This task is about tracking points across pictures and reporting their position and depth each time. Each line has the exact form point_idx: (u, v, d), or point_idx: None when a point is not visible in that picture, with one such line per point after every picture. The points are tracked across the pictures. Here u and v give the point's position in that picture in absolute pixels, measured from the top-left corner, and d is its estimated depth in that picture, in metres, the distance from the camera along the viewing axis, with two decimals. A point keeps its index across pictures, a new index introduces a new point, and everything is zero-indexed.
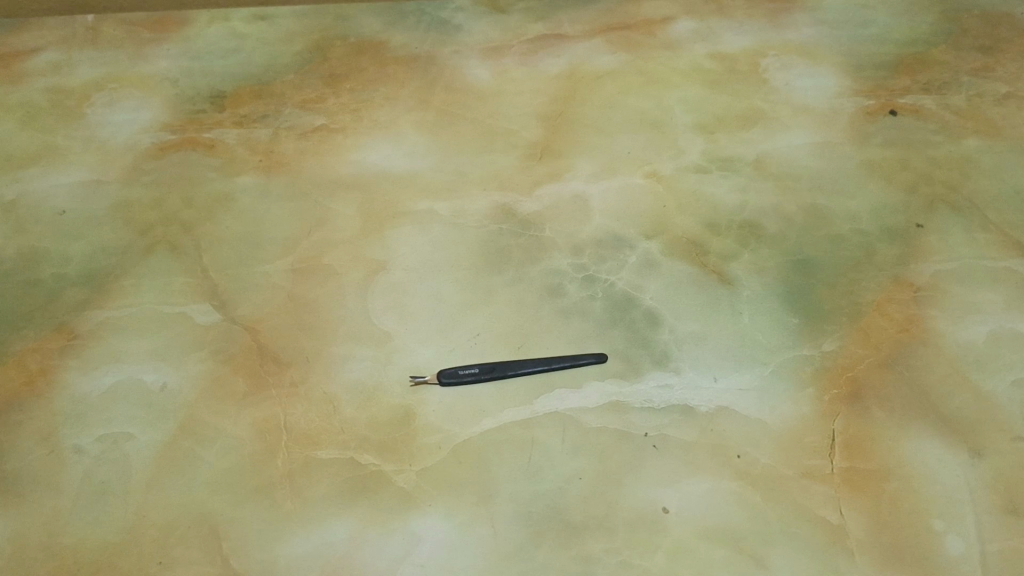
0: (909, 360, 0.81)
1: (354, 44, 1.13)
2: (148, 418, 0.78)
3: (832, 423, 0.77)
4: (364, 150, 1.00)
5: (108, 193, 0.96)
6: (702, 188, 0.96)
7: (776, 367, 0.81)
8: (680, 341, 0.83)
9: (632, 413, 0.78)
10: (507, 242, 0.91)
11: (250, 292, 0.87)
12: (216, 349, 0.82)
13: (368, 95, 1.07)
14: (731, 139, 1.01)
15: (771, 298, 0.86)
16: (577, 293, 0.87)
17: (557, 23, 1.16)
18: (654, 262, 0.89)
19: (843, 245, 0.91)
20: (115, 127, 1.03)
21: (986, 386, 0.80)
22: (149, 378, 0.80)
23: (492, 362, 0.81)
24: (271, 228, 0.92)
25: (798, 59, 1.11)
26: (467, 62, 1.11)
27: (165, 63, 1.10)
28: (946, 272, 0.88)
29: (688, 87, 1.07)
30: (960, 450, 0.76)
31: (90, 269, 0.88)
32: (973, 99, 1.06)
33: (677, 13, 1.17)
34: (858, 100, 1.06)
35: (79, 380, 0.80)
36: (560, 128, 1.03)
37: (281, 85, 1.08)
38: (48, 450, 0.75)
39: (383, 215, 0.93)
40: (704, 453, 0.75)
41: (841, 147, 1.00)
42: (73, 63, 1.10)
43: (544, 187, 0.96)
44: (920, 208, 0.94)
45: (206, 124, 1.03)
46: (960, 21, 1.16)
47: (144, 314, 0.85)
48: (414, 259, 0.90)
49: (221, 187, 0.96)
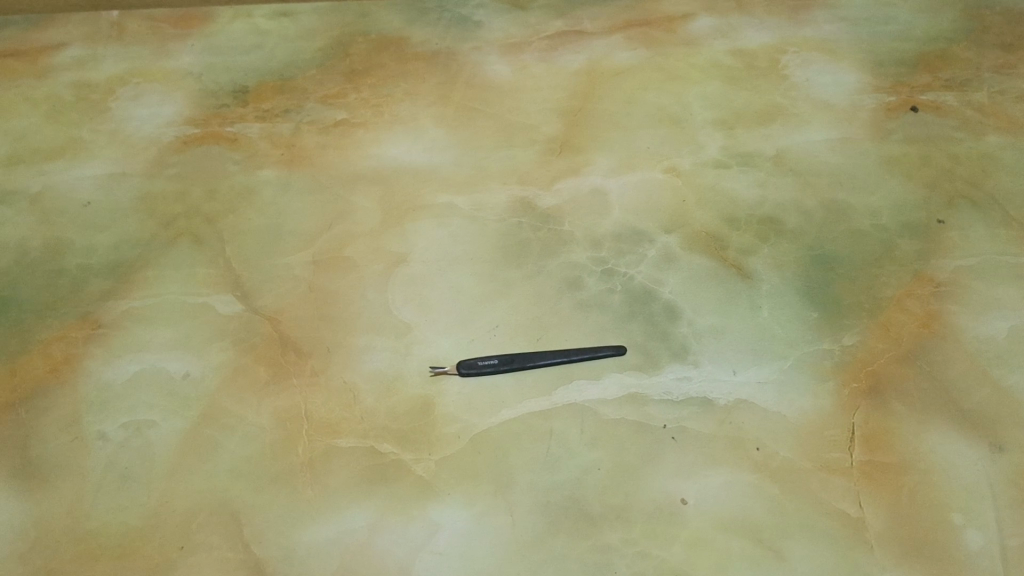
0: (929, 355, 0.81)
1: (376, 40, 1.14)
2: (171, 405, 0.78)
3: (851, 416, 0.77)
4: (385, 145, 1.01)
5: (132, 185, 0.97)
6: (721, 184, 0.96)
7: (795, 361, 0.81)
8: (699, 334, 0.83)
9: (650, 405, 0.78)
10: (526, 236, 0.91)
11: (271, 283, 0.87)
12: (238, 339, 0.83)
13: (389, 91, 1.07)
14: (751, 135, 1.01)
15: (790, 292, 0.86)
16: (595, 286, 0.87)
17: (577, 19, 1.16)
18: (672, 256, 0.89)
19: (863, 241, 0.91)
20: (139, 121, 1.04)
21: (1007, 381, 0.79)
22: (172, 366, 0.81)
23: (511, 353, 0.81)
24: (292, 221, 0.93)
25: (818, 56, 1.11)
26: (487, 58, 1.11)
27: (188, 58, 1.12)
28: (967, 268, 0.88)
29: (708, 83, 1.07)
30: (981, 445, 0.75)
31: (114, 259, 0.90)
32: (995, 95, 1.05)
33: (697, 10, 1.17)
34: (878, 96, 1.05)
35: (103, 368, 0.81)
36: (579, 123, 1.03)
37: (303, 80, 1.09)
38: (73, 436, 0.76)
39: (403, 208, 0.94)
40: (723, 446, 0.75)
41: (861, 143, 1.00)
42: (98, 58, 1.12)
43: (563, 182, 0.97)
44: (940, 204, 0.94)
45: (229, 119, 1.04)
46: (982, 18, 1.16)
47: (167, 304, 0.86)
48: (433, 252, 0.90)
49: (243, 180, 0.97)
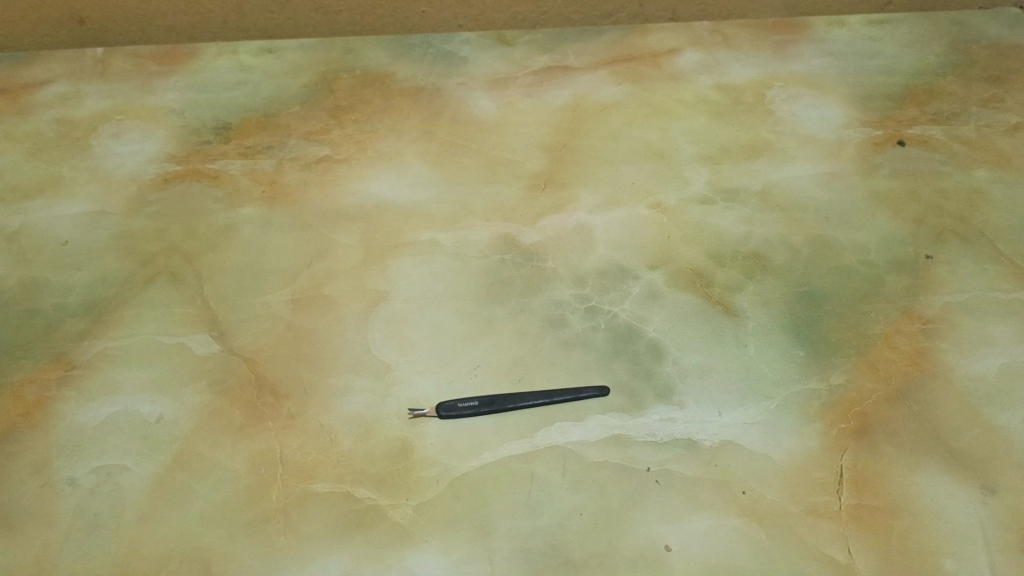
0: (919, 394, 0.80)
1: (360, 76, 1.14)
2: (143, 449, 0.77)
3: (839, 458, 0.75)
4: (367, 182, 1.00)
5: (111, 224, 0.96)
6: (707, 220, 0.95)
7: (782, 401, 0.79)
8: (684, 374, 0.81)
9: (634, 447, 0.76)
10: (509, 274, 0.90)
11: (249, 322, 0.86)
12: (213, 380, 0.81)
13: (373, 126, 1.07)
14: (736, 170, 1.01)
15: (777, 330, 0.85)
16: (579, 325, 0.85)
17: (562, 55, 1.16)
18: (657, 293, 0.88)
19: (850, 277, 0.89)
20: (120, 158, 1.03)
21: (998, 422, 0.78)
22: (146, 409, 0.79)
23: (492, 394, 0.79)
24: (272, 259, 0.92)
25: (804, 91, 1.10)
26: (471, 94, 1.11)
27: (171, 95, 1.11)
28: (956, 304, 0.86)
29: (693, 118, 1.07)
30: (972, 488, 0.73)
31: (90, 299, 0.88)
32: (982, 129, 1.05)
33: (683, 45, 1.17)
34: (865, 130, 1.05)
35: (75, 411, 0.79)
36: (564, 159, 1.02)
37: (286, 117, 1.08)
38: (42, 481, 0.74)
39: (385, 246, 0.93)
40: (708, 490, 0.73)
41: (848, 178, 0.99)
42: (81, 95, 1.11)
43: (547, 219, 0.96)
44: (929, 239, 0.93)
45: (210, 156, 1.03)
46: (968, 52, 1.16)
47: (143, 344, 0.84)
48: (415, 290, 0.89)
49: (222, 218, 0.96)
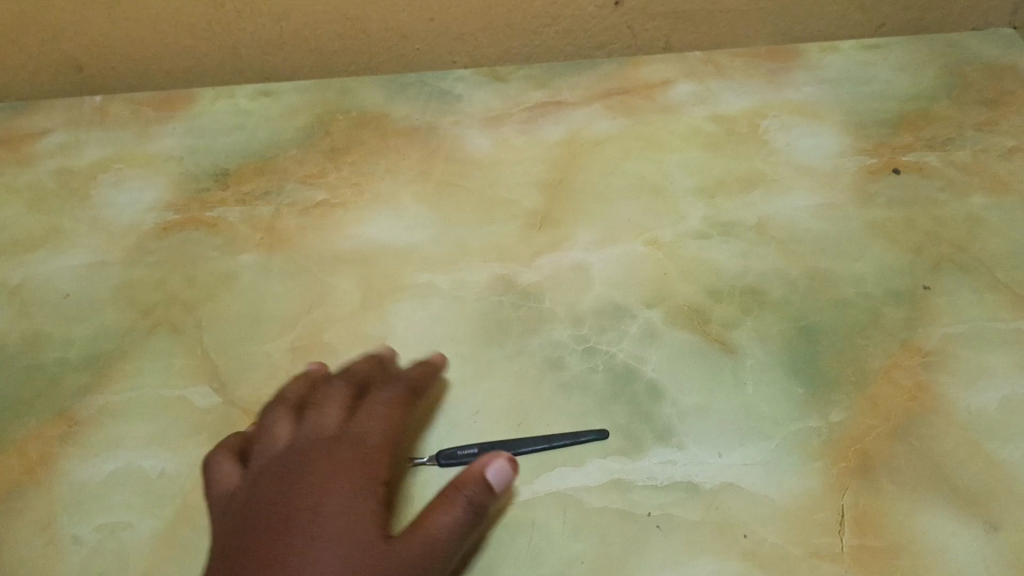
0: (920, 430, 0.79)
1: (356, 117, 1.14)
2: (146, 505, 0.77)
3: (840, 498, 0.75)
4: (365, 224, 1.01)
5: (112, 275, 0.97)
6: (703, 255, 0.95)
7: (782, 440, 0.79)
8: (683, 415, 0.81)
9: (634, 491, 0.76)
10: (507, 315, 0.90)
11: (249, 372, 0.86)
12: (215, 433, 0.82)
13: (369, 168, 1.08)
14: (732, 203, 1.01)
15: (776, 367, 0.84)
16: (577, 366, 0.85)
17: (556, 89, 1.17)
18: (654, 332, 0.88)
19: (849, 310, 0.89)
20: (121, 207, 1.04)
21: (999, 456, 0.77)
22: (149, 464, 0.80)
23: (491, 441, 0.80)
24: (271, 307, 0.92)
25: (798, 119, 1.11)
26: (467, 132, 1.12)
27: (170, 141, 1.12)
28: (955, 336, 0.86)
29: (688, 151, 1.07)
30: (975, 525, 0.73)
31: (92, 352, 0.89)
32: (978, 154, 1.05)
33: (676, 76, 1.18)
34: (860, 158, 1.05)
35: (78, 467, 0.80)
36: (559, 197, 1.03)
37: (283, 161, 1.09)
38: (46, 540, 0.75)
39: (383, 290, 0.93)
40: (710, 533, 0.73)
41: (844, 209, 0.99)
42: (80, 144, 1.12)
43: (544, 258, 0.96)
44: (926, 269, 0.93)
45: (209, 203, 1.04)
46: (963, 75, 1.16)
47: (145, 397, 0.85)
48: (413, 334, 0.89)
49: (222, 265, 0.97)
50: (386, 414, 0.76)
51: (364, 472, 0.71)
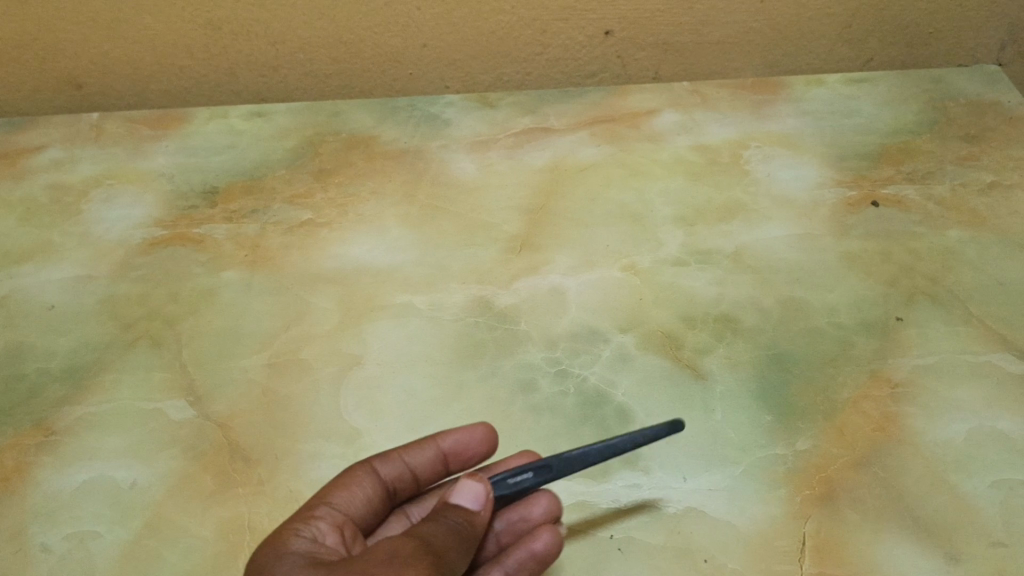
0: (885, 460, 0.80)
1: (346, 139, 1.16)
2: (116, 516, 0.78)
3: (802, 525, 0.75)
4: (348, 245, 1.02)
5: (96, 289, 0.98)
6: (679, 282, 0.96)
7: (748, 467, 0.79)
8: (650, 439, 0.82)
9: (597, 514, 0.77)
10: (482, 336, 0.91)
11: (224, 387, 0.88)
12: (188, 447, 0.83)
13: (355, 189, 1.09)
14: (710, 231, 1.02)
15: (745, 394, 0.85)
16: (549, 389, 0.86)
17: (544, 116, 1.19)
18: (627, 356, 0.89)
19: (820, 340, 0.90)
20: (110, 223, 1.06)
21: (963, 488, 0.78)
22: (121, 475, 0.81)
23: (546, 459, 0.70)
24: (251, 323, 0.94)
25: (780, 151, 1.12)
26: (454, 156, 1.13)
27: (162, 160, 1.14)
28: (925, 368, 0.87)
29: (669, 179, 1.09)
30: (936, 556, 0.73)
31: (73, 364, 0.90)
32: (957, 188, 1.06)
33: (662, 106, 1.20)
34: (839, 191, 1.06)
35: (52, 476, 0.81)
36: (540, 221, 1.04)
37: (272, 180, 1.11)
38: (15, 548, 0.76)
39: (361, 310, 0.95)
40: (671, 558, 0.73)
41: (821, 240, 1.00)
42: (74, 160, 1.15)
43: (522, 281, 0.97)
44: (900, 300, 0.93)
45: (196, 220, 1.06)
46: (945, 110, 1.17)
47: (121, 410, 0.86)
48: (389, 354, 0.90)
49: (205, 282, 0.98)
50: (336, 480, 0.65)
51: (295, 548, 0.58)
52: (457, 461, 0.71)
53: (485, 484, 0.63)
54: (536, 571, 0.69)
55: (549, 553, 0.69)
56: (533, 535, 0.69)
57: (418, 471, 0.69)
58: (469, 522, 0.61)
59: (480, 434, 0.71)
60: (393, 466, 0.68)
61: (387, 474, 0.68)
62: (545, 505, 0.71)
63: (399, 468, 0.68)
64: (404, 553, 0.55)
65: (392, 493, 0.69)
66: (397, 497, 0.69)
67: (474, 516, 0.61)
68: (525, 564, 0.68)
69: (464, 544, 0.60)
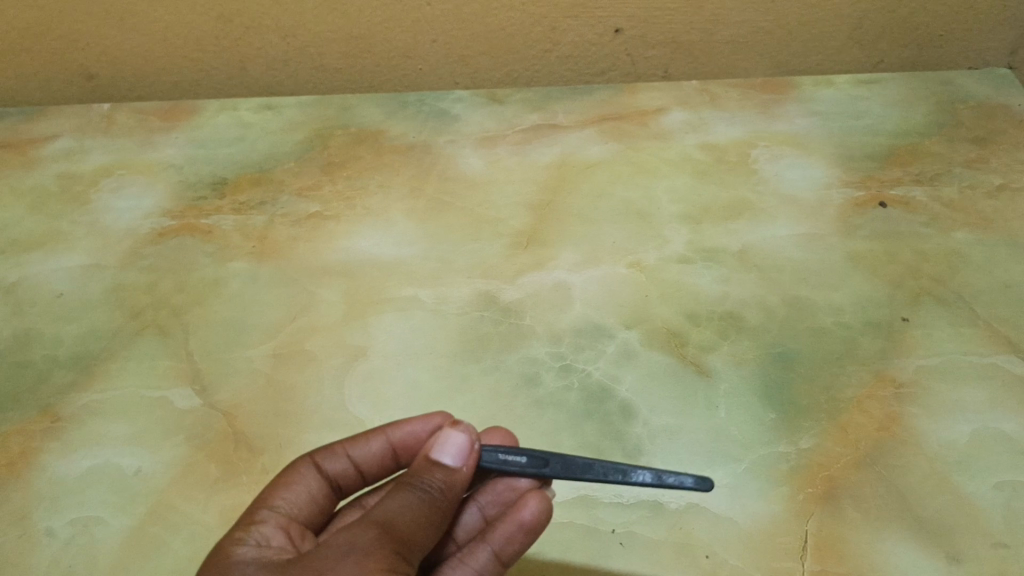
0: (888, 460, 0.79)
1: (354, 134, 1.17)
2: (121, 502, 0.78)
3: (804, 523, 0.75)
4: (354, 238, 1.03)
5: (104, 278, 0.99)
6: (684, 279, 0.96)
7: (750, 465, 0.79)
8: (653, 435, 0.82)
9: (599, 508, 0.77)
10: (486, 330, 0.92)
11: (230, 377, 0.88)
12: (193, 435, 0.83)
13: (363, 183, 1.10)
14: (716, 230, 1.02)
15: (749, 392, 0.85)
16: (553, 383, 0.86)
17: (552, 113, 1.19)
18: (631, 352, 0.89)
19: (825, 339, 0.90)
20: (119, 213, 1.07)
21: (966, 489, 0.77)
22: (126, 462, 0.81)
23: (546, 453, 0.69)
24: (257, 314, 0.94)
25: (788, 151, 1.12)
26: (461, 151, 1.14)
27: (171, 151, 1.15)
28: (930, 369, 0.87)
29: (676, 177, 1.09)
30: (938, 556, 0.73)
31: (80, 351, 0.91)
32: (965, 190, 1.06)
33: (670, 104, 1.20)
34: (847, 191, 1.06)
35: (57, 462, 0.82)
36: (546, 217, 1.04)
37: (280, 173, 1.12)
38: (20, 532, 0.76)
39: (367, 302, 0.95)
40: (672, 552, 0.73)
41: (827, 240, 1.00)
42: (85, 150, 1.15)
43: (527, 276, 0.97)
44: (906, 301, 0.93)
45: (205, 211, 1.06)
46: (955, 113, 1.17)
47: (127, 397, 0.87)
48: (394, 346, 0.90)
49: (212, 272, 0.99)
50: (279, 479, 0.66)
51: (241, 553, 0.59)
52: (406, 453, 0.70)
53: (468, 438, 0.63)
54: (526, 544, 0.64)
55: (538, 522, 0.64)
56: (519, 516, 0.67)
57: (363, 465, 0.69)
58: (448, 483, 0.61)
59: (435, 423, 0.70)
60: (337, 460, 0.68)
61: (330, 470, 0.68)
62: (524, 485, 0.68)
63: (344, 463, 0.69)
64: (362, 545, 0.55)
65: (340, 487, 0.69)
66: (344, 491, 0.70)
67: (454, 474, 0.61)
68: (514, 536, 0.63)
69: (438, 512, 0.60)
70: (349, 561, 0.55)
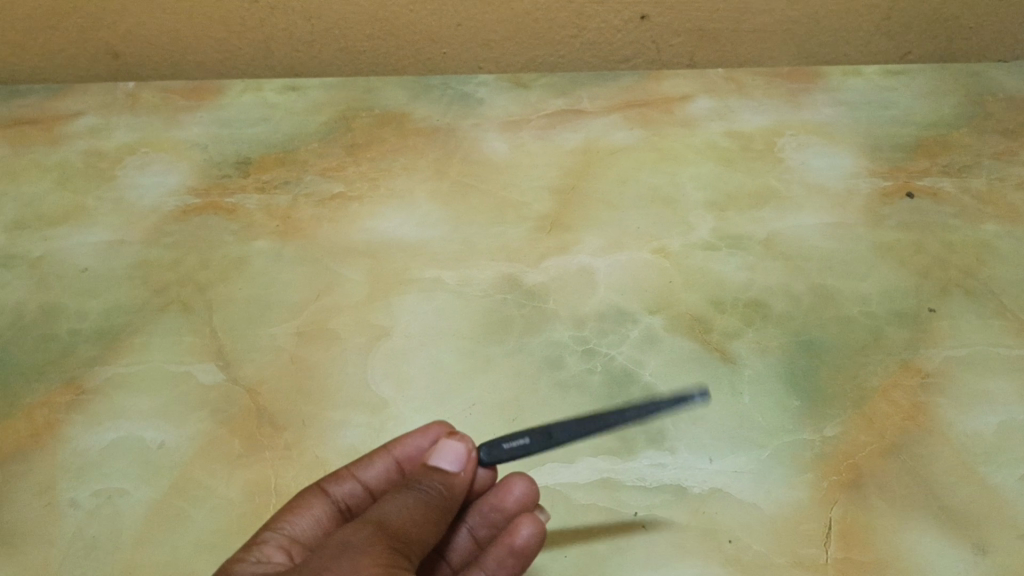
0: (914, 450, 0.79)
1: (378, 116, 1.17)
2: (144, 474, 0.79)
3: (828, 510, 0.75)
4: (378, 219, 1.03)
5: (129, 253, 0.99)
6: (709, 266, 0.96)
7: (774, 451, 0.79)
8: (676, 420, 0.82)
9: (622, 491, 0.76)
10: (509, 313, 0.91)
11: (253, 354, 0.88)
12: (216, 410, 0.83)
13: (387, 165, 1.10)
14: (742, 218, 1.01)
15: (773, 379, 0.85)
16: (576, 366, 0.86)
17: (577, 98, 1.18)
18: (655, 337, 0.89)
19: (850, 328, 0.89)
20: (144, 190, 1.07)
21: (992, 480, 0.77)
22: (150, 435, 0.82)
23: (547, 425, 0.70)
24: (281, 292, 0.94)
25: (814, 140, 1.11)
26: (485, 135, 1.14)
27: (196, 130, 1.15)
28: (957, 360, 0.86)
29: (701, 165, 1.08)
30: (963, 546, 0.72)
31: (105, 325, 0.91)
32: (994, 182, 1.05)
33: (696, 92, 1.19)
34: (874, 181, 1.05)
35: (82, 434, 0.82)
36: (570, 202, 1.04)
37: (305, 153, 1.12)
38: (45, 502, 0.77)
39: (390, 283, 0.95)
40: (694, 536, 0.73)
41: (854, 229, 0.99)
42: (110, 128, 1.16)
43: (551, 260, 0.97)
44: (933, 292, 0.92)
45: (229, 190, 1.06)
46: (984, 105, 1.16)
47: (151, 371, 0.87)
48: (416, 327, 0.90)
49: (236, 250, 0.99)
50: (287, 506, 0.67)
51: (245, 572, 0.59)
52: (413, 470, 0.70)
53: (465, 444, 0.64)
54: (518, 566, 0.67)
55: (528, 546, 0.67)
56: (513, 528, 0.67)
57: (372, 485, 0.69)
58: (447, 486, 0.61)
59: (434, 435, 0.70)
60: (346, 484, 0.68)
61: (339, 494, 0.68)
62: (521, 489, 0.69)
63: (353, 487, 0.68)
64: (355, 542, 0.56)
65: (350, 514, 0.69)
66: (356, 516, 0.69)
67: (453, 478, 0.61)
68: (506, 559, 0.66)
69: (437, 512, 0.60)
70: (352, 554, 0.55)
